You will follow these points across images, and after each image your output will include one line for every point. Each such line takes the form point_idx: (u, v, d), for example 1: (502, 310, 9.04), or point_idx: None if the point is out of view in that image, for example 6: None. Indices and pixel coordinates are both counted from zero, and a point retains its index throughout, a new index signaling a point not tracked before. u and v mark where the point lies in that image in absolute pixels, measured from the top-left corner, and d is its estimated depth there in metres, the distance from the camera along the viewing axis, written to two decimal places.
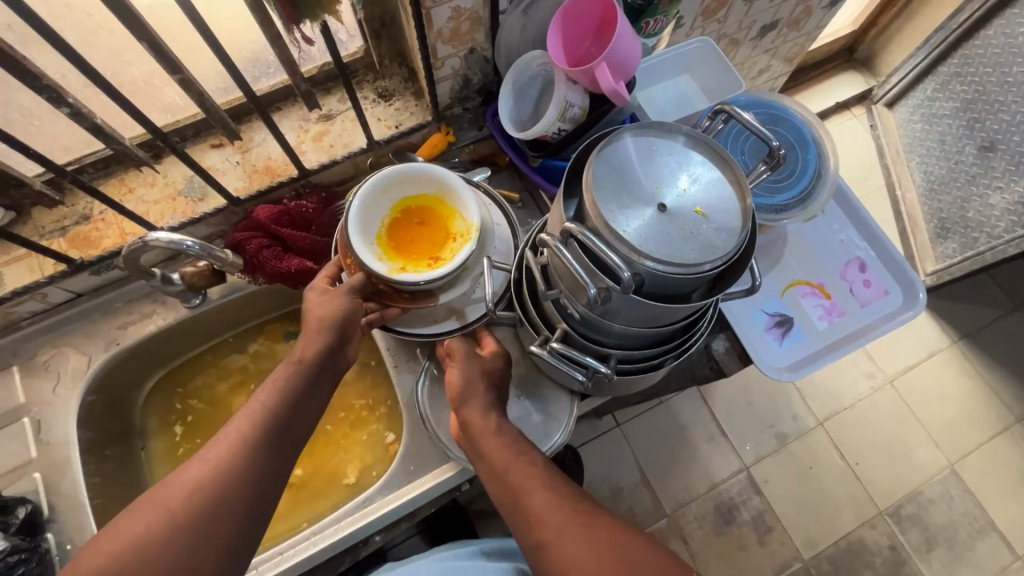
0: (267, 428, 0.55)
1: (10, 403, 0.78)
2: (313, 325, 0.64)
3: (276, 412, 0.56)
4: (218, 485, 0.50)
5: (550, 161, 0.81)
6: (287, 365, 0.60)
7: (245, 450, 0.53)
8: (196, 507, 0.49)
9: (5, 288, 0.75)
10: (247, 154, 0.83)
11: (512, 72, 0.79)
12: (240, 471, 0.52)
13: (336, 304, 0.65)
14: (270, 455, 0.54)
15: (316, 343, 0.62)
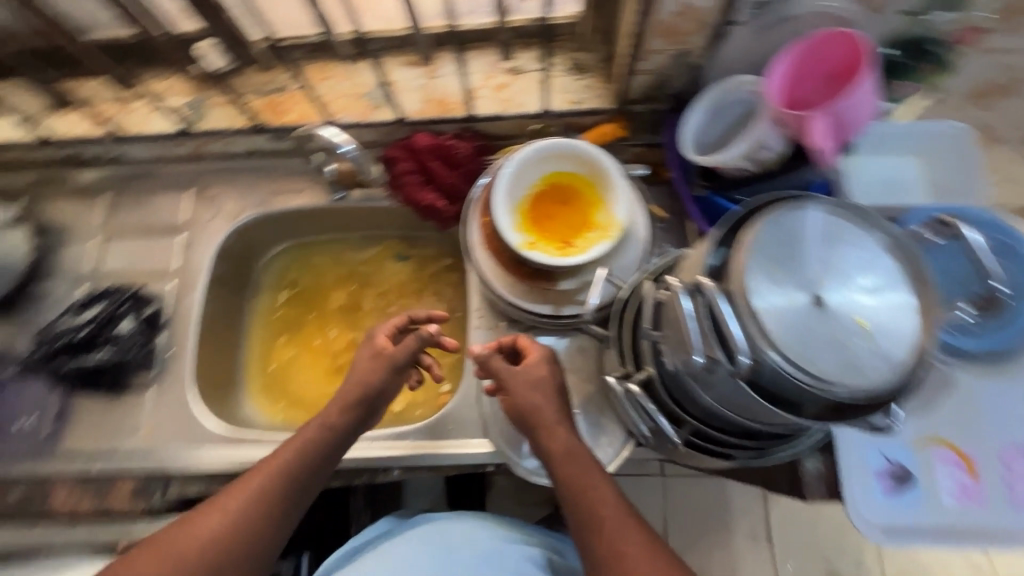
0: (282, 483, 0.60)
1: (177, 217, 0.91)
2: (346, 395, 0.67)
3: (293, 469, 0.61)
4: (228, 534, 0.57)
5: (715, 197, 0.74)
6: (315, 424, 0.65)
7: (256, 508, 0.58)
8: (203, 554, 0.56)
9: (208, 124, 0.87)
10: (432, 80, 0.86)
11: (717, 88, 0.72)
12: (250, 518, 0.58)
13: (371, 376, 0.67)
14: (280, 508, 0.60)
15: (346, 411, 0.66)
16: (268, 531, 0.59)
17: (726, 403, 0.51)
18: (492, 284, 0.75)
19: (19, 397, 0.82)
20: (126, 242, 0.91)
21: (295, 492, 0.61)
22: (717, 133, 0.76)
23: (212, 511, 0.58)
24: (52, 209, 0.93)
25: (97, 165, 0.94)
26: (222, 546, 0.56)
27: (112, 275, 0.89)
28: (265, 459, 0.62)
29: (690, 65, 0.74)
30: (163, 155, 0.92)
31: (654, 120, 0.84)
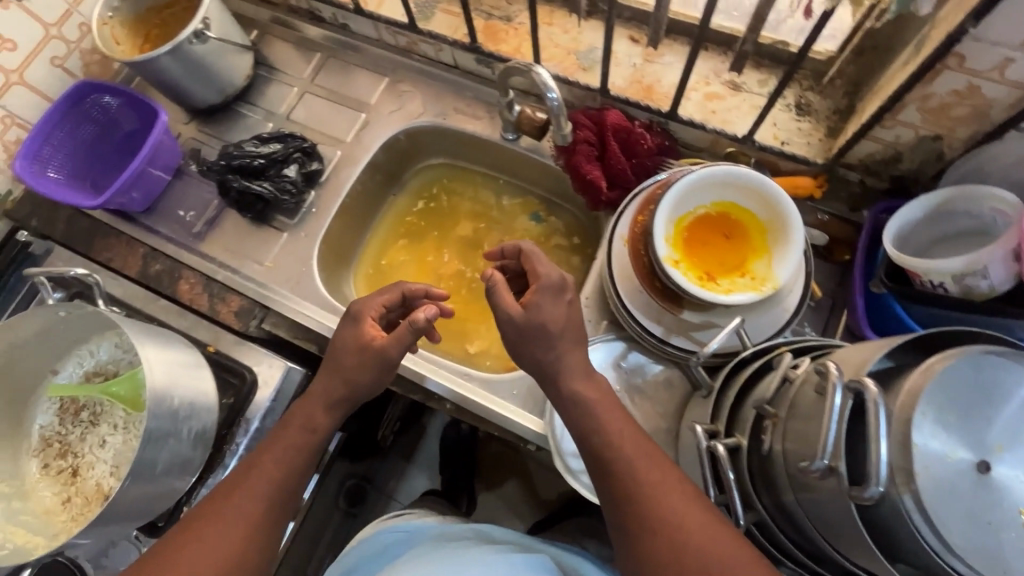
0: (265, 493, 0.61)
1: (366, 98, 0.98)
2: (338, 374, 0.67)
3: (274, 480, 0.62)
4: (228, 549, 0.57)
5: (890, 301, 0.64)
6: (296, 432, 0.66)
7: (248, 521, 0.59)
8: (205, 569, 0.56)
9: (428, 26, 0.91)
10: (647, 64, 0.83)
11: (959, 189, 0.61)
12: (245, 529, 0.59)
13: (354, 372, 0.67)
14: (270, 515, 0.61)
15: (326, 410, 0.67)
16: (262, 533, 0.60)
17: (812, 511, 0.46)
18: (615, 278, 0.74)
19: (192, 191, 0.95)
20: (318, 102, 0.99)
21: (281, 498, 0.62)
22: (927, 237, 0.66)
23: (197, 531, 0.58)
24: (276, 48, 1.03)
25: (325, 25, 1.02)
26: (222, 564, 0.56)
27: (296, 124, 0.98)
28: (243, 479, 0.62)
29: (936, 153, 0.64)
30: (380, 38, 0.98)
31: (858, 194, 0.75)
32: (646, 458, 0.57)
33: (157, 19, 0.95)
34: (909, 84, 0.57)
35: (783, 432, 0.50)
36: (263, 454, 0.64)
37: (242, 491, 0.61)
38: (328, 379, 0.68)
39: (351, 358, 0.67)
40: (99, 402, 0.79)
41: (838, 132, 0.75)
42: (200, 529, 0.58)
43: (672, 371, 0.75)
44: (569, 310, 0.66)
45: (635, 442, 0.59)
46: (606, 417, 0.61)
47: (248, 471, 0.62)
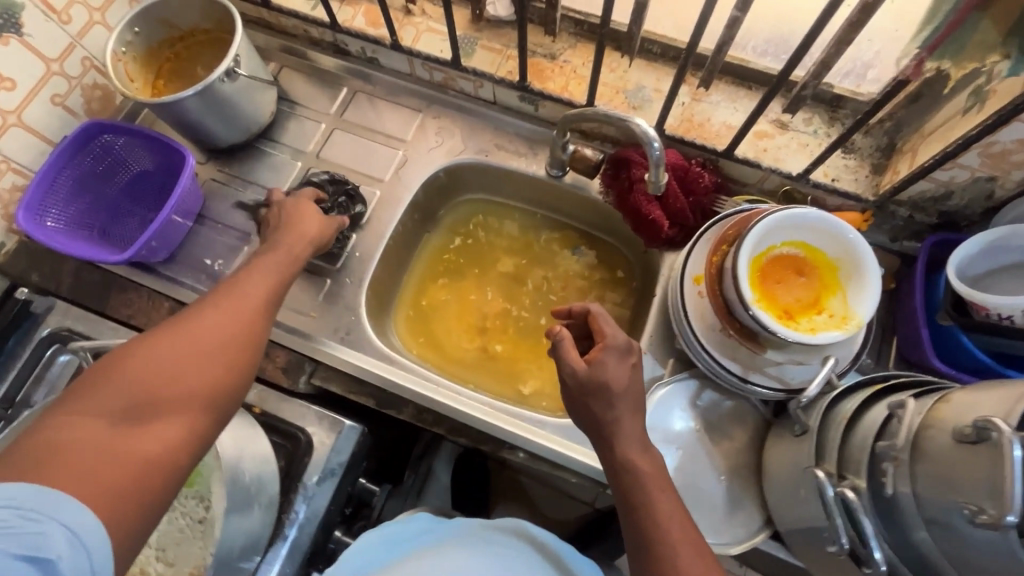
0: (266, 280, 0.65)
1: (401, 134, 0.94)
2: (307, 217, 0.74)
3: (271, 281, 0.65)
4: (233, 331, 0.58)
5: (957, 333, 0.68)
6: (288, 243, 0.70)
7: (248, 293, 0.62)
8: (207, 326, 0.57)
9: (470, 63, 0.90)
10: (695, 103, 0.85)
11: (1013, 228, 0.66)
12: (247, 311, 0.60)
13: (321, 224, 0.75)
14: (268, 310, 0.63)
15: (313, 229, 0.73)
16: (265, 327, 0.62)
17: (953, 554, 0.48)
18: (689, 318, 0.75)
19: (219, 238, 0.89)
20: (348, 137, 0.95)
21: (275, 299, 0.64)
22: (981, 269, 0.70)
23: (204, 303, 0.60)
24: (297, 82, 0.98)
25: (350, 59, 0.98)
26: (230, 351, 0.57)
27: (328, 162, 0.93)
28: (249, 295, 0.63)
29: (987, 192, 0.69)
30: (412, 73, 0.95)
31: (903, 227, 0.79)
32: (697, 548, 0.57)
33: (170, 52, 0.89)
34: (979, 134, 0.61)
35: (910, 476, 0.51)
36: (266, 254, 0.68)
37: (243, 279, 0.64)
38: (299, 216, 0.74)
39: (312, 225, 0.74)
40: None
41: (883, 169, 0.79)
42: (203, 302, 0.60)
43: (745, 407, 0.77)
44: (632, 373, 0.65)
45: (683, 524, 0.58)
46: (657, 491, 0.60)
47: (250, 267, 0.66)
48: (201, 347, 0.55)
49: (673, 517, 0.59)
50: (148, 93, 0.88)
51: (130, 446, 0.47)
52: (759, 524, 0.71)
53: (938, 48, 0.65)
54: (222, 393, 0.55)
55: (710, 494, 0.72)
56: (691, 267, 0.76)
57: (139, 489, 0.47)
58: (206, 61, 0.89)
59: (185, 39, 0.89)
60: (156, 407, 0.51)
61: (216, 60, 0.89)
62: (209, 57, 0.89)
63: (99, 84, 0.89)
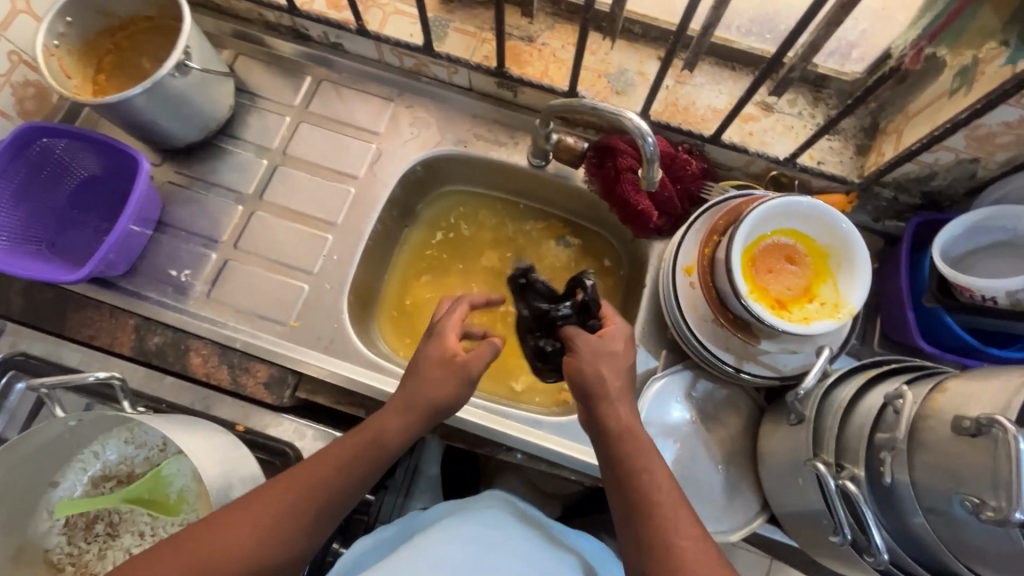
0: (317, 494, 0.56)
1: (373, 126, 0.89)
2: (415, 409, 0.61)
3: (322, 499, 0.56)
4: (247, 572, 0.53)
5: (942, 314, 0.70)
6: (359, 437, 0.60)
7: (289, 515, 0.55)
8: (229, 555, 0.52)
9: (442, 48, 0.84)
10: (679, 86, 0.82)
11: (994, 209, 0.67)
12: (278, 544, 0.54)
13: (418, 415, 0.61)
14: (302, 537, 0.55)
15: (393, 433, 0.60)
16: (290, 557, 0.55)
17: (952, 538, 0.49)
18: (682, 310, 0.74)
19: (184, 246, 0.82)
20: (316, 131, 0.89)
21: (321, 523, 0.56)
22: (962, 250, 0.71)
23: (247, 510, 0.54)
24: (255, 71, 0.91)
25: (312, 44, 0.91)
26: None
27: (295, 159, 0.87)
28: (296, 519, 0.55)
29: (970, 172, 0.69)
30: (380, 59, 0.89)
31: (887, 207, 0.80)
32: (699, 542, 0.52)
33: (110, 43, 0.80)
34: (966, 118, 0.61)
35: (908, 463, 0.52)
36: (346, 442, 0.60)
37: (296, 482, 0.56)
38: (405, 399, 0.62)
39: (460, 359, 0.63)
40: (116, 510, 0.68)
41: (867, 149, 0.78)
42: (249, 514, 0.54)
43: (739, 396, 0.77)
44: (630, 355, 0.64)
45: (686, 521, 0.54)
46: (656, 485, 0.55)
47: (319, 462, 0.58)
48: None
49: (669, 504, 0.55)
50: (88, 90, 0.79)
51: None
52: (756, 509, 0.73)
53: (941, 35, 0.63)
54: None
55: (709, 483, 0.74)
56: (682, 258, 0.75)
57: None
58: (151, 51, 0.81)
59: (123, 28, 0.80)
60: None
61: (162, 50, 0.81)
62: (153, 47, 0.81)
63: (31, 80, 0.80)
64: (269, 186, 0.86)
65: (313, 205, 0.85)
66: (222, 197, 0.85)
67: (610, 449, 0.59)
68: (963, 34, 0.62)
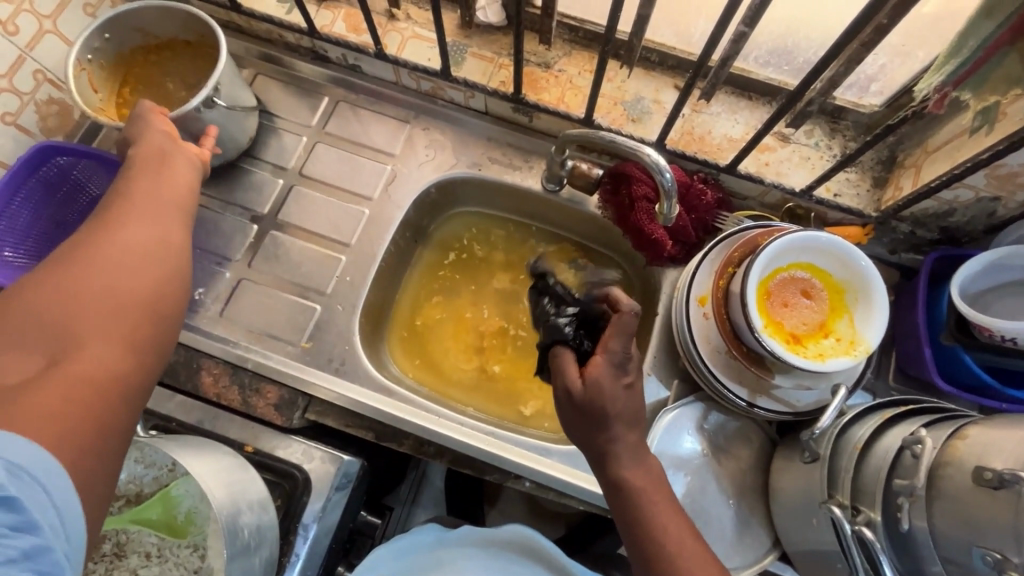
0: (144, 188, 0.59)
1: (389, 147, 0.89)
2: (152, 116, 0.66)
3: (155, 192, 0.59)
4: (140, 269, 0.53)
5: (960, 352, 0.69)
6: (134, 158, 0.62)
7: (138, 211, 0.57)
8: (107, 251, 0.52)
9: (459, 72, 0.85)
10: (695, 115, 0.82)
11: (1015, 247, 0.66)
12: (152, 234, 0.56)
13: (163, 123, 0.66)
14: (163, 213, 0.59)
15: (152, 129, 0.65)
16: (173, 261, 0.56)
17: None
18: (695, 342, 0.73)
19: (197, 263, 0.83)
20: (332, 151, 0.89)
21: (177, 214, 0.60)
22: (982, 288, 0.70)
23: (77, 239, 0.53)
24: (273, 91, 0.92)
25: (330, 65, 0.92)
26: (149, 268, 0.54)
27: (310, 179, 0.88)
28: (150, 227, 0.56)
29: (989, 211, 0.69)
30: (397, 81, 0.90)
31: (903, 240, 0.79)
32: None
33: (141, 58, 0.82)
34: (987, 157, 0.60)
35: (927, 510, 0.51)
36: (131, 171, 0.61)
37: (119, 211, 0.57)
38: (149, 117, 0.66)
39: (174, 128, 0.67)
40: (124, 530, 0.68)
41: (885, 183, 0.78)
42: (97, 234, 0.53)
43: (751, 428, 0.76)
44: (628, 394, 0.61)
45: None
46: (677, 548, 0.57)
47: (130, 185, 0.59)
48: (89, 266, 0.50)
49: None
50: (112, 103, 0.80)
51: (63, 370, 0.45)
52: (768, 545, 0.72)
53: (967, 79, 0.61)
54: (145, 305, 0.52)
55: (720, 519, 0.73)
56: (696, 289, 0.74)
57: (97, 419, 0.45)
58: (180, 75, 0.82)
59: (161, 48, 0.82)
60: (74, 328, 0.47)
61: (192, 75, 0.82)
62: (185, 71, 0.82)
63: (54, 98, 0.81)
64: (284, 206, 0.86)
65: (327, 225, 0.85)
66: (237, 215, 0.86)
67: (630, 514, 0.59)
68: (989, 79, 0.59)
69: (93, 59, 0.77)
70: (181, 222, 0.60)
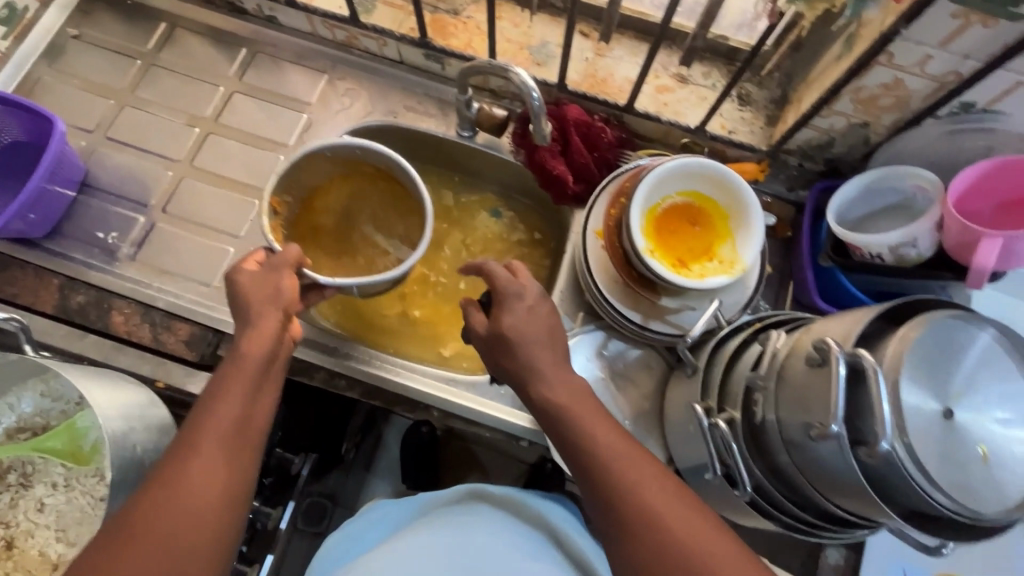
0: (232, 417, 0.56)
1: (305, 96, 0.91)
2: (263, 309, 0.62)
3: (229, 423, 0.55)
4: (196, 538, 0.50)
5: (837, 274, 0.72)
6: (231, 362, 0.59)
7: (218, 444, 0.54)
8: (181, 507, 0.50)
9: (370, 19, 0.87)
10: (599, 58, 0.84)
11: (883, 169, 0.70)
12: (226, 472, 0.54)
13: (274, 320, 0.62)
14: (242, 443, 0.56)
15: (263, 339, 0.61)
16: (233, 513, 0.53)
17: (811, 472, 0.51)
18: (592, 271, 0.76)
19: (113, 209, 0.84)
20: (249, 102, 0.90)
21: (242, 446, 0.56)
22: (860, 213, 0.73)
23: (162, 479, 0.52)
24: (193, 44, 0.93)
25: (248, 18, 0.93)
26: (203, 532, 0.50)
27: (227, 127, 0.89)
28: (216, 475, 0.53)
29: (863, 137, 0.72)
30: (314, 32, 0.92)
31: (797, 175, 0.81)
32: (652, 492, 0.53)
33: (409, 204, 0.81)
34: (846, 77, 0.64)
35: (775, 401, 0.54)
36: (227, 378, 0.58)
37: (204, 438, 0.54)
38: (254, 331, 0.61)
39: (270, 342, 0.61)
40: (30, 461, 0.70)
41: (777, 120, 0.81)
42: (177, 475, 0.51)
43: (650, 356, 0.79)
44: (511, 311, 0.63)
45: (644, 469, 0.55)
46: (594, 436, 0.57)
47: (209, 409, 0.56)
48: (147, 546, 0.48)
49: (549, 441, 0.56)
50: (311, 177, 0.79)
51: None
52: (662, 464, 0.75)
53: None
54: None
55: None
56: (593, 221, 0.77)
57: None
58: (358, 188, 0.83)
59: (382, 176, 0.81)
60: None
61: (359, 198, 0.83)
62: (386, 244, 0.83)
63: None
64: (199, 153, 0.88)
65: (243, 171, 0.87)
66: (153, 164, 0.87)
67: None
68: None
69: (328, 152, 0.76)
70: (255, 453, 0.57)
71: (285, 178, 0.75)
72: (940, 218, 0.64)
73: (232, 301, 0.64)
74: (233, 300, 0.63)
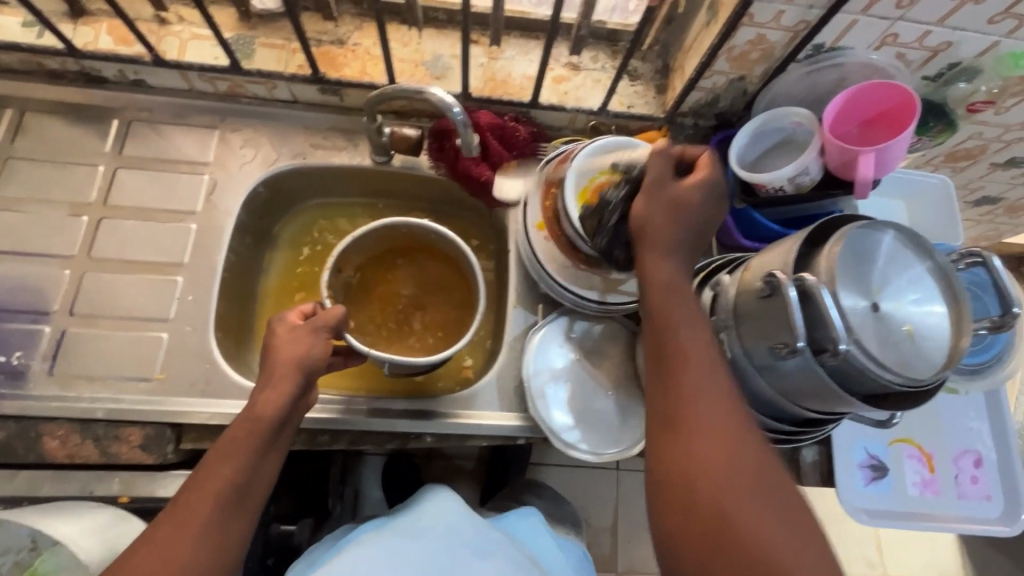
0: (229, 484, 0.57)
1: (200, 157, 0.85)
2: (284, 373, 0.63)
3: (234, 483, 0.57)
4: None
5: (751, 212, 0.80)
6: (244, 422, 0.60)
7: (215, 504, 0.55)
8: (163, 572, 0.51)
9: (252, 64, 0.82)
10: (494, 61, 0.87)
11: (767, 114, 0.79)
12: (213, 543, 0.54)
13: (291, 385, 0.63)
14: (236, 511, 0.57)
15: (274, 401, 0.62)
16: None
17: (783, 387, 0.58)
18: (541, 261, 0.79)
19: (8, 327, 0.75)
20: (137, 175, 0.83)
21: (236, 505, 0.57)
22: (757, 154, 0.82)
23: (152, 538, 0.53)
24: (50, 126, 0.83)
25: (109, 86, 0.85)
26: None
27: (119, 208, 0.81)
28: (206, 535, 0.54)
29: (742, 89, 0.81)
30: (192, 88, 0.86)
31: (694, 133, 0.89)
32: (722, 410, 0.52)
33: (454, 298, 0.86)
34: (718, 41, 0.71)
35: (737, 335, 0.60)
36: (234, 440, 0.59)
37: (201, 502, 0.55)
38: (273, 374, 0.63)
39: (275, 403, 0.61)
40: None
41: (665, 88, 0.88)
42: (172, 535, 0.53)
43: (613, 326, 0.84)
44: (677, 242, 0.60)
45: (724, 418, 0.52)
46: (710, 415, 0.51)
47: (221, 464, 0.57)
48: None
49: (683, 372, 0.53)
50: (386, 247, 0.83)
51: None
52: None
53: None
54: None
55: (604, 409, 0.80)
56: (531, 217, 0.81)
57: None
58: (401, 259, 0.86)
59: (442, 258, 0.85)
60: None
61: (407, 271, 0.86)
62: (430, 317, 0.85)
63: None
64: (95, 242, 0.79)
65: (151, 250, 0.80)
66: (42, 266, 0.78)
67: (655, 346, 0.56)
68: None
69: (406, 229, 0.79)
70: (253, 518, 0.58)
71: (360, 241, 0.78)
72: (821, 146, 0.74)
73: (264, 359, 0.65)
74: (264, 354, 0.66)
